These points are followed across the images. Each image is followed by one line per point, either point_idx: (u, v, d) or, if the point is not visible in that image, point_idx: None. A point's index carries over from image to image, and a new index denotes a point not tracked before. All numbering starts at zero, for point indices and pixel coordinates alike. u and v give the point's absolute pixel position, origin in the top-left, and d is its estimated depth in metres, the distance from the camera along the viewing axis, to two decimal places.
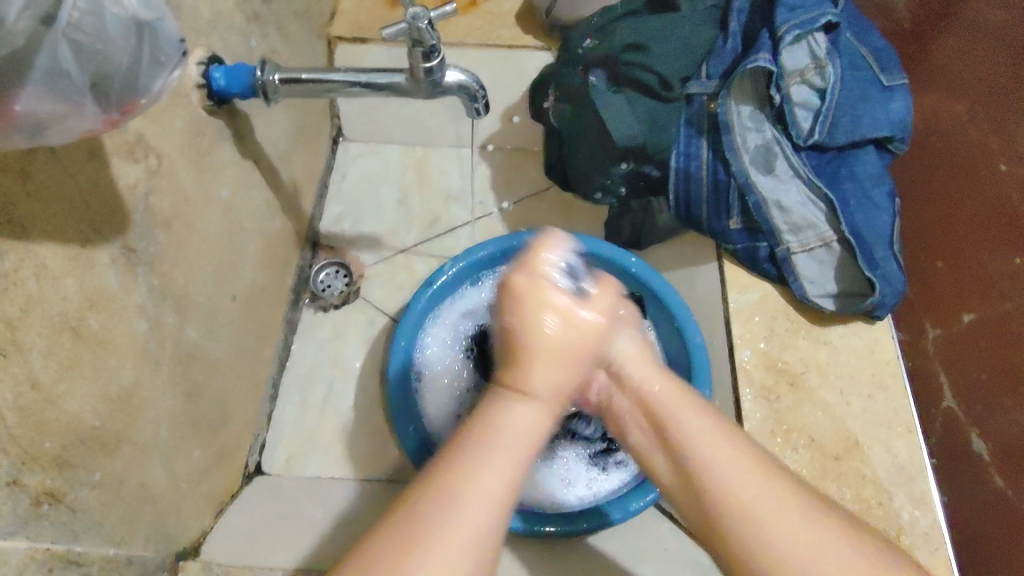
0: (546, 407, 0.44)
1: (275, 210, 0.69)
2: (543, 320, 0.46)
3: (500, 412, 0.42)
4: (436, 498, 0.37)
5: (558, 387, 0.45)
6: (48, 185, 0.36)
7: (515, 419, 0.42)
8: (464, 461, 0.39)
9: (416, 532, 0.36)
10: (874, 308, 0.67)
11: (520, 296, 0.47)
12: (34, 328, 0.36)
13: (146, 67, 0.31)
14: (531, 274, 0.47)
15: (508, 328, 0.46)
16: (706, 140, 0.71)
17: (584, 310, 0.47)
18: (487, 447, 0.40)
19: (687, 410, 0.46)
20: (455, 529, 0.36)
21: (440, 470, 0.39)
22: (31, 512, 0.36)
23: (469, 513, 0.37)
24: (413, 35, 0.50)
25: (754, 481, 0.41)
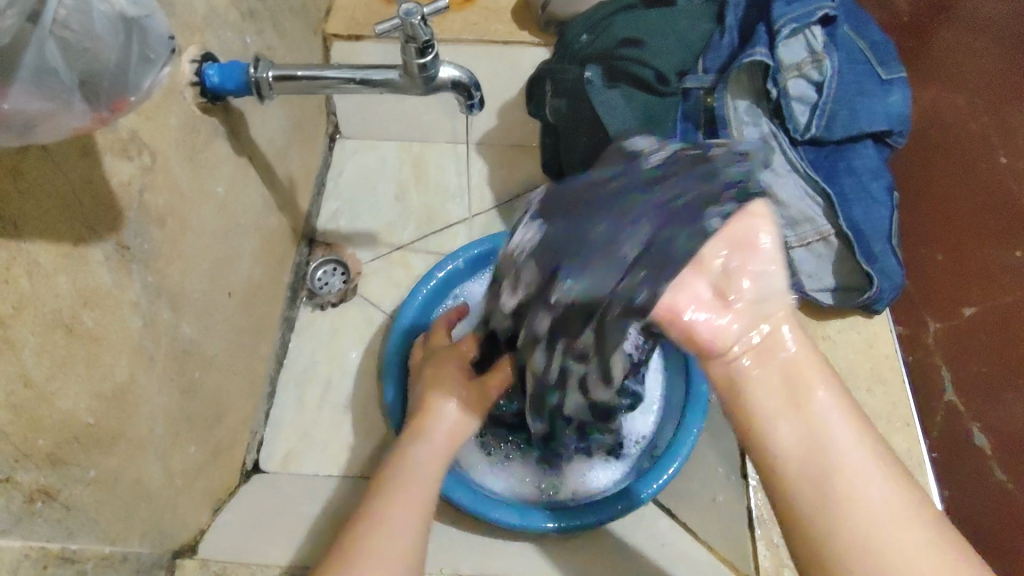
0: (446, 444, 0.55)
1: (272, 207, 0.69)
2: (440, 415, 0.56)
3: (412, 451, 0.53)
4: (349, 544, 0.46)
5: (433, 470, 0.52)
6: (39, 183, 0.36)
7: (399, 528, 0.47)
8: (382, 504, 0.48)
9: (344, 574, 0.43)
10: (871, 302, 0.67)
11: (433, 404, 0.57)
12: (26, 326, 0.36)
13: (135, 64, 0.31)
14: (434, 396, 0.58)
15: (411, 426, 0.56)
16: (703, 134, 0.72)
17: (451, 402, 0.57)
18: (389, 501, 0.48)
19: (824, 392, 0.44)
20: (381, 543, 0.45)
21: (355, 529, 0.46)
22: (25, 510, 0.36)
23: (391, 519, 0.47)
24: (406, 31, 0.49)
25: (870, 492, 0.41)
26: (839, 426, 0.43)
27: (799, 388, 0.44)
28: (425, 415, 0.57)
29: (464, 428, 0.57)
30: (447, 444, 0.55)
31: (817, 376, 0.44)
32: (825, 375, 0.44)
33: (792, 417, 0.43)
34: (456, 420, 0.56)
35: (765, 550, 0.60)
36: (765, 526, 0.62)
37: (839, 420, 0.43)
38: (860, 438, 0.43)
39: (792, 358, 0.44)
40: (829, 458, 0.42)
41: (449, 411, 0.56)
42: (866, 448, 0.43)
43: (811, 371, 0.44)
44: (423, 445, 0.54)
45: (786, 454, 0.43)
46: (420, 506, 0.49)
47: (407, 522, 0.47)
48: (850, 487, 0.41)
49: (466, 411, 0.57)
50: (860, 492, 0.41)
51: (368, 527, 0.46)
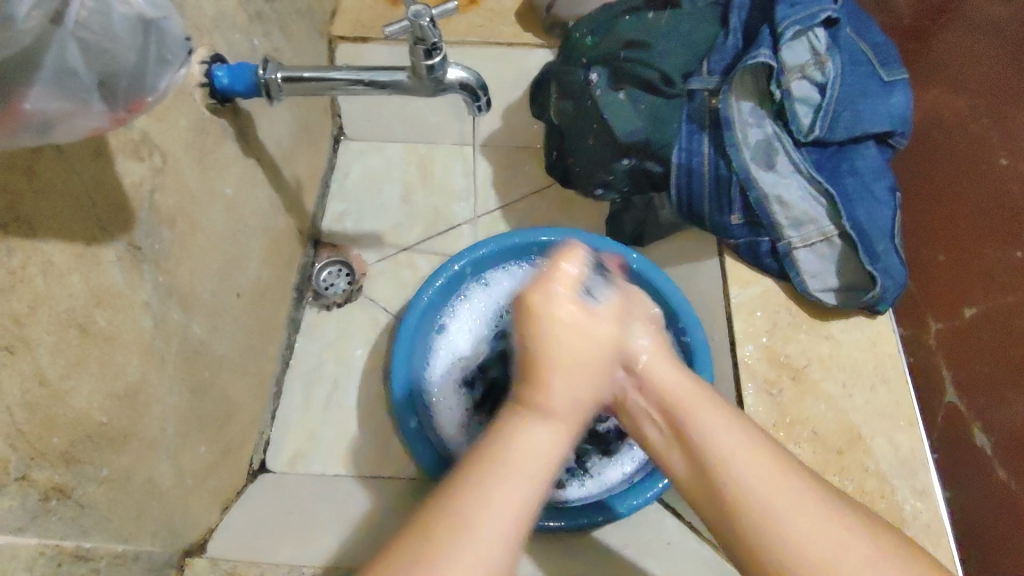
0: (569, 426, 0.43)
1: (278, 208, 0.69)
2: (558, 330, 0.45)
3: (524, 436, 0.41)
4: (449, 527, 0.36)
5: (563, 372, 0.44)
6: (54, 183, 0.36)
7: (540, 446, 0.41)
8: (483, 477, 0.38)
9: (437, 562, 0.35)
10: (875, 302, 0.67)
11: (543, 303, 0.46)
12: (41, 325, 0.36)
13: (152, 65, 0.32)
14: (557, 277, 0.47)
15: (530, 321, 0.46)
16: (708, 136, 0.71)
17: (570, 305, 0.46)
18: (501, 477, 0.38)
19: (703, 405, 0.45)
20: (468, 571, 0.35)
21: (453, 504, 0.37)
22: (40, 507, 0.37)
23: (477, 544, 0.36)
24: (416, 32, 0.50)
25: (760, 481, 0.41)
26: (723, 439, 0.43)
27: (680, 419, 0.45)
28: (535, 361, 0.45)
29: (613, 340, 0.47)
30: (573, 432, 0.43)
31: (693, 401, 0.46)
32: (696, 393, 0.46)
33: (680, 449, 0.45)
34: (577, 388, 0.44)
35: None
36: None
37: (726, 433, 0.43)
38: (762, 453, 0.43)
39: (674, 391, 0.46)
40: (721, 471, 0.42)
41: (596, 321, 0.46)
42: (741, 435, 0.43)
43: (694, 398, 0.46)
44: (545, 400, 0.43)
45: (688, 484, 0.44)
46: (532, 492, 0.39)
47: (520, 492, 0.38)
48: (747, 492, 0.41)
49: (583, 370, 0.45)
50: (758, 495, 0.41)
51: (451, 548, 0.35)
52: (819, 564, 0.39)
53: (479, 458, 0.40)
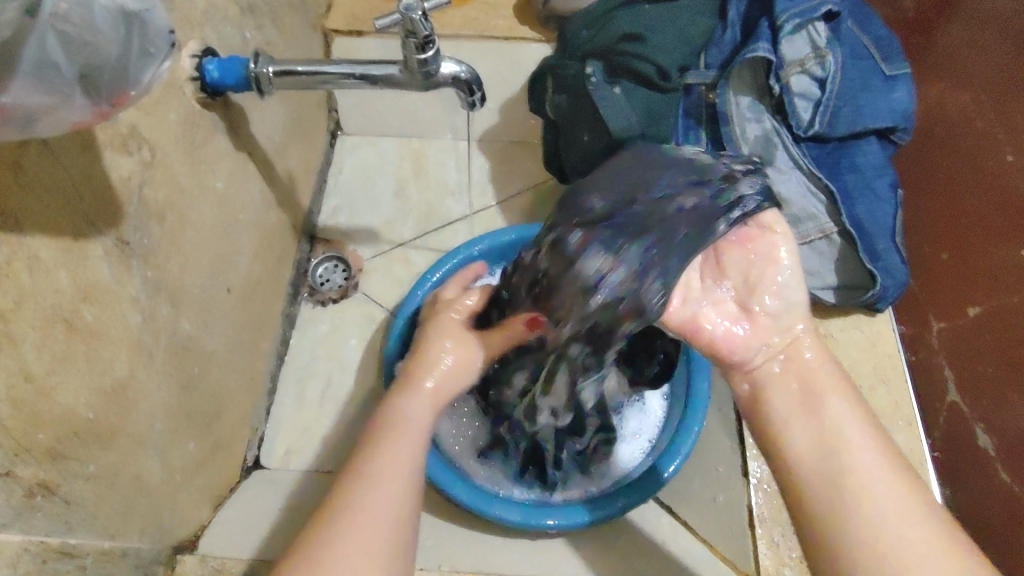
0: (433, 403, 0.54)
1: (271, 202, 0.69)
2: (437, 367, 0.56)
3: (400, 407, 0.52)
4: (345, 493, 0.44)
5: (452, 382, 0.56)
6: (40, 178, 0.36)
7: (413, 414, 0.52)
8: (371, 457, 0.47)
9: (359, 493, 0.44)
10: (874, 300, 0.67)
11: (424, 350, 0.58)
12: (26, 320, 0.36)
13: (135, 58, 0.31)
14: (429, 349, 0.58)
15: (412, 362, 0.57)
16: (707, 130, 0.71)
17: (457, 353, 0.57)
18: (390, 441, 0.48)
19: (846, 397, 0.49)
20: (377, 500, 0.44)
21: (352, 475, 0.46)
22: (25, 504, 0.36)
23: (370, 493, 0.44)
24: (407, 25, 0.49)
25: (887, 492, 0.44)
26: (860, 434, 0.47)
27: (811, 396, 0.49)
28: (405, 381, 0.55)
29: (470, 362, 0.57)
30: (438, 403, 0.54)
31: (832, 386, 0.49)
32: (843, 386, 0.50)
33: (805, 418, 0.48)
34: (444, 382, 0.55)
35: (766, 548, 0.61)
36: (766, 525, 0.62)
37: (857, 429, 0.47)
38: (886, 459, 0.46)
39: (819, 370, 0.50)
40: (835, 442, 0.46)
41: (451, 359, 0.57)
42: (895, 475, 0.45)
43: (831, 387, 0.49)
44: (429, 381, 0.55)
45: (804, 453, 0.47)
46: (416, 449, 0.49)
47: (407, 452, 0.48)
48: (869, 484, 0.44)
49: (448, 383, 0.56)
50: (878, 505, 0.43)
51: (346, 504, 0.43)
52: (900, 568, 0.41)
53: (366, 442, 0.49)
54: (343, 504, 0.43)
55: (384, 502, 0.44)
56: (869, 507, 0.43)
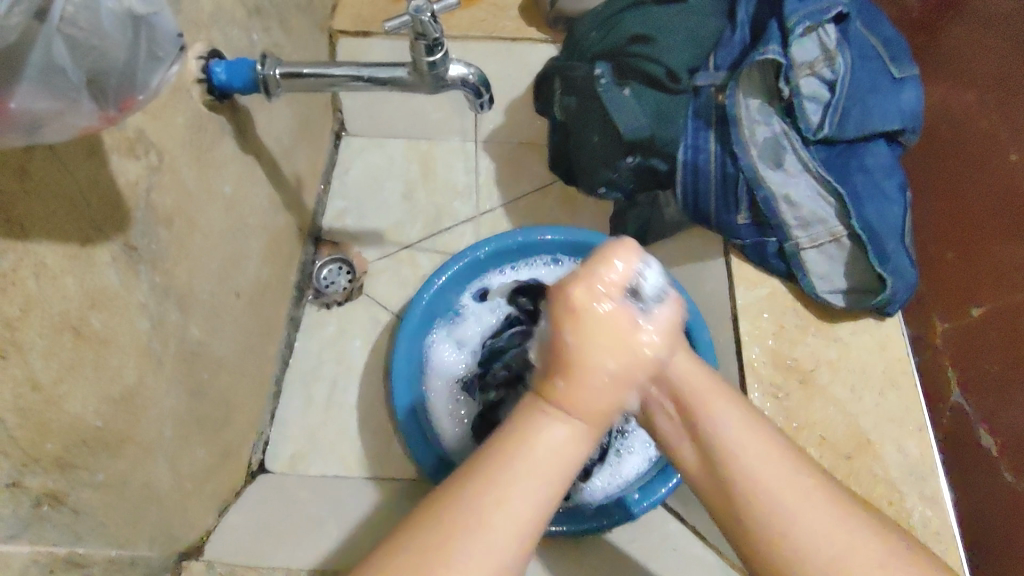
0: (589, 429, 0.40)
1: (278, 205, 0.68)
2: (593, 333, 0.40)
3: (540, 425, 0.39)
4: (472, 515, 0.36)
5: (642, 371, 0.42)
6: (47, 183, 0.35)
7: (551, 440, 0.39)
8: (485, 481, 0.37)
9: (474, 534, 0.35)
10: (884, 304, 0.66)
11: (588, 316, 0.40)
12: (34, 328, 0.35)
13: (144, 62, 0.30)
14: (575, 328, 0.40)
15: (551, 362, 0.41)
16: (714, 132, 0.70)
17: (651, 333, 0.42)
18: (511, 468, 0.37)
19: (715, 398, 0.43)
20: (500, 537, 0.36)
21: (457, 512, 0.36)
22: (33, 514, 0.36)
23: (496, 531, 0.36)
24: (417, 28, 0.48)
25: (770, 476, 0.40)
26: (737, 434, 0.42)
27: (691, 405, 0.43)
28: (569, 362, 0.40)
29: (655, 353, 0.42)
30: (588, 440, 0.40)
31: (711, 394, 0.43)
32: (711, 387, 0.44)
33: (691, 441, 0.43)
34: (614, 397, 0.41)
35: None
36: None
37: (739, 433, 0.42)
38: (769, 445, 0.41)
39: (676, 375, 0.44)
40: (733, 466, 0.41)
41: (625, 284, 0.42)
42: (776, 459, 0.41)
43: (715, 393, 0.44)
44: (563, 381, 0.40)
45: (699, 476, 0.43)
46: (547, 491, 0.38)
47: (526, 502, 0.37)
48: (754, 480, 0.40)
49: (631, 378, 0.41)
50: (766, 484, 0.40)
51: (465, 520, 0.36)
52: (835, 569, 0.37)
53: (496, 441, 0.39)
54: (457, 518, 0.36)
55: (500, 559, 0.36)
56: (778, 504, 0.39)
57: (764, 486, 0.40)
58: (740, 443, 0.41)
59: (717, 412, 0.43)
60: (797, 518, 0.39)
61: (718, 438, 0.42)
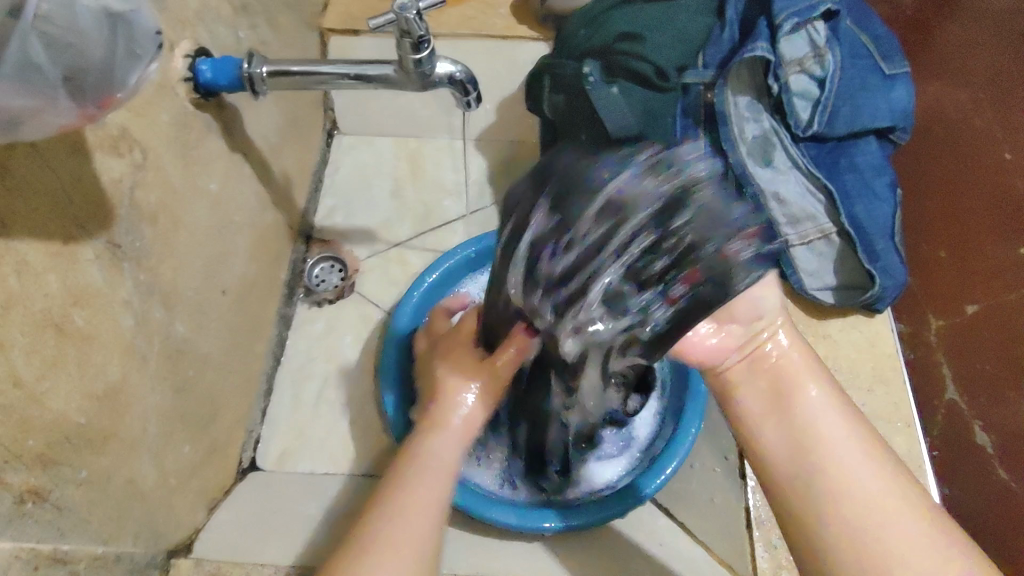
0: (462, 437, 0.57)
1: (267, 203, 0.68)
2: (455, 408, 0.58)
3: (429, 445, 0.56)
4: (359, 552, 0.47)
5: (476, 415, 0.59)
6: (26, 180, 0.35)
7: (438, 454, 0.55)
8: (391, 507, 0.50)
9: (366, 555, 0.47)
10: (872, 301, 0.66)
11: (447, 397, 0.59)
12: (14, 325, 0.35)
13: (121, 59, 0.31)
14: (456, 385, 0.59)
15: (425, 416, 0.59)
16: (704, 130, 0.70)
17: (469, 393, 0.59)
18: (412, 483, 0.52)
19: (808, 389, 0.50)
20: (407, 529, 0.49)
21: (367, 532, 0.49)
22: (16, 510, 0.36)
23: (402, 527, 0.49)
24: (401, 25, 0.48)
25: (846, 459, 0.47)
26: (835, 426, 0.48)
27: (784, 391, 0.50)
28: (434, 417, 0.58)
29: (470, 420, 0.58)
30: (467, 436, 0.58)
31: (807, 379, 0.51)
32: (809, 379, 0.51)
33: (778, 426, 0.50)
34: (467, 434, 0.57)
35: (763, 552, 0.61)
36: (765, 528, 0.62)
37: (827, 418, 0.49)
38: (851, 432, 0.48)
39: (782, 373, 0.51)
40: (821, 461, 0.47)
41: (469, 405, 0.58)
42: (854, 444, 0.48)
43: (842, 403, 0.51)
44: (457, 413, 0.58)
45: (775, 454, 0.49)
46: (431, 496, 0.52)
47: (431, 495, 0.52)
48: (834, 459, 0.47)
49: (473, 426, 0.58)
50: (850, 477, 0.46)
51: (376, 536, 0.48)
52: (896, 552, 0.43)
53: (401, 459, 0.55)
54: (378, 530, 0.48)
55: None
56: (833, 472, 0.47)
57: (857, 492, 0.46)
58: (832, 446, 0.47)
59: (811, 405, 0.49)
60: (866, 492, 0.46)
61: (810, 424, 0.49)
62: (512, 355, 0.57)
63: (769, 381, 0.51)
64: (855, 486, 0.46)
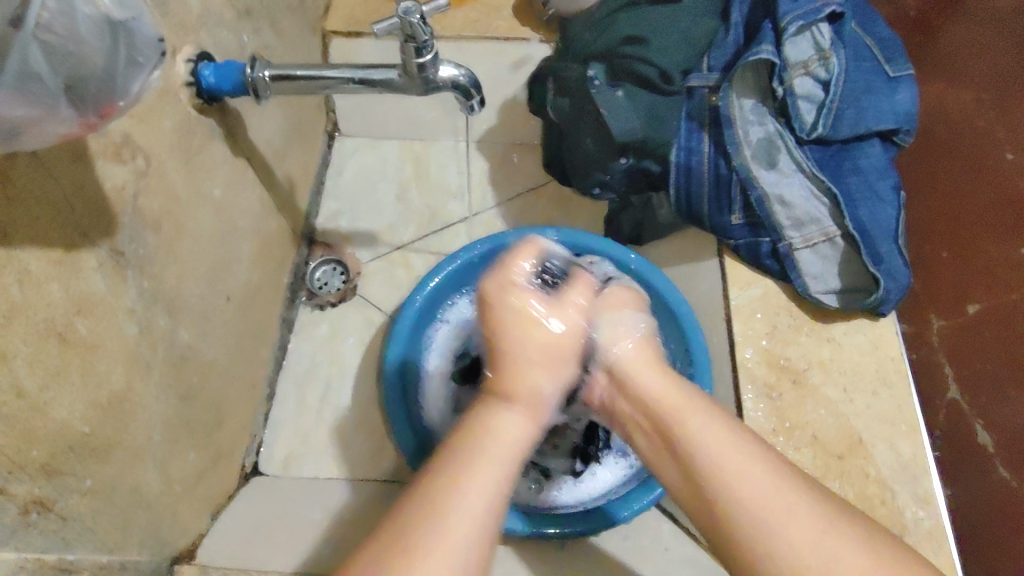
0: (531, 412, 0.45)
1: (270, 207, 0.68)
2: (531, 334, 0.48)
3: (494, 416, 0.44)
4: (429, 502, 0.38)
5: (569, 354, 0.48)
6: (29, 189, 0.35)
7: (501, 437, 0.42)
8: (452, 481, 0.39)
9: (433, 517, 0.38)
10: (877, 305, 0.66)
11: (505, 305, 0.49)
12: (18, 335, 0.35)
13: (122, 69, 0.30)
14: (522, 325, 0.48)
15: (495, 354, 0.48)
16: (707, 133, 0.70)
17: (555, 320, 0.49)
18: (475, 465, 0.40)
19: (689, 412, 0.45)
20: (457, 528, 0.38)
21: (427, 497, 0.39)
22: (20, 521, 0.36)
23: (464, 515, 0.38)
24: (406, 30, 0.48)
25: (741, 478, 0.41)
26: (712, 437, 0.43)
27: (667, 424, 0.45)
28: (503, 354, 0.48)
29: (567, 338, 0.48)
30: (538, 415, 0.45)
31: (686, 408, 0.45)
32: (688, 404, 0.45)
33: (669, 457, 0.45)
34: (541, 377, 0.46)
35: None
36: None
37: (712, 439, 0.43)
38: (740, 447, 0.42)
39: (656, 400, 0.46)
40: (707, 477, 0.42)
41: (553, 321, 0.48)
42: (742, 450, 0.42)
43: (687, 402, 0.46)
44: (536, 373, 0.47)
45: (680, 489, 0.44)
46: (496, 483, 0.40)
47: (481, 500, 0.39)
48: (714, 469, 0.42)
49: (561, 350, 0.48)
50: (739, 488, 0.41)
51: (442, 507, 0.38)
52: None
53: (443, 453, 0.42)
54: (421, 534, 0.37)
55: (467, 538, 0.37)
56: (735, 491, 0.41)
57: (748, 504, 0.40)
58: (723, 459, 0.42)
59: (706, 422, 0.44)
60: (755, 501, 0.40)
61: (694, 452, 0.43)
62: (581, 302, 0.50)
63: (646, 408, 0.47)
64: (747, 496, 0.40)
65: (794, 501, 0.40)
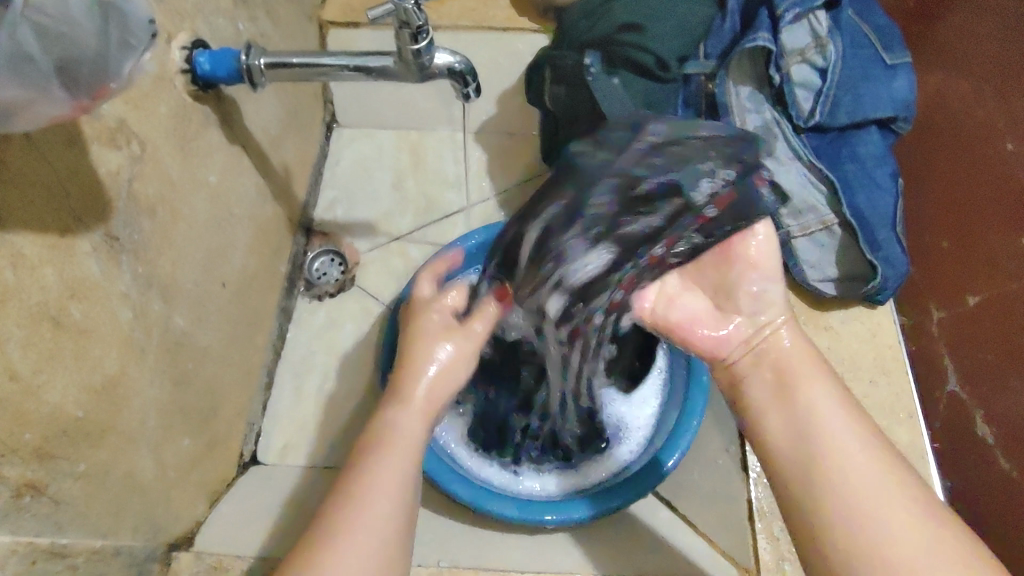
0: (424, 413, 0.52)
1: (266, 196, 0.68)
2: (432, 359, 0.54)
3: (392, 419, 0.51)
4: (344, 492, 0.45)
5: (461, 366, 0.56)
6: (22, 172, 0.35)
7: (403, 428, 0.50)
8: (359, 477, 0.45)
9: (342, 528, 0.43)
10: (875, 292, 0.66)
11: (422, 338, 0.56)
12: (10, 318, 0.35)
13: (115, 50, 0.30)
14: (425, 349, 0.55)
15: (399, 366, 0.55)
16: (705, 120, 0.69)
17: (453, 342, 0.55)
18: (375, 457, 0.47)
19: (807, 367, 0.53)
20: (370, 505, 0.44)
21: (335, 503, 0.44)
22: (13, 504, 0.36)
23: (367, 504, 0.44)
24: (400, 15, 0.48)
25: (843, 436, 0.47)
26: (840, 421, 0.48)
27: (791, 378, 0.53)
28: (407, 358, 0.55)
29: (468, 352, 0.56)
30: (431, 412, 0.53)
31: (809, 374, 0.53)
32: (811, 355, 0.55)
33: (777, 411, 0.51)
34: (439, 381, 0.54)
35: (766, 544, 0.61)
36: (766, 519, 0.63)
37: (831, 409, 0.49)
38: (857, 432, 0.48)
39: (790, 356, 0.55)
40: (825, 441, 0.47)
41: (462, 339, 0.56)
42: (854, 427, 0.48)
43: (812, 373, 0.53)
44: (433, 365, 0.54)
45: (777, 441, 0.50)
46: (402, 463, 0.47)
47: (394, 475, 0.46)
48: (825, 429, 0.48)
49: (460, 362, 0.55)
50: (836, 448, 0.47)
51: (347, 494, 0.45)
52: (878, 535, 0.42)
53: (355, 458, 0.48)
54: (342, 518, 0.43)
55: (383, 523, 0.44)
56: (827, 442, 0.47)
57: (840, 454, 0.46)
58: (831, 417, 0.49)
59: (822, 392, 0.51)
60: (841, 467, 0.46)
61: (812, 408, 0.50)
62: (490, 313, 0.57)
63: (779, 364, 0.54)
64: (842, 458, 0.46)
65: (880, 475, 0.45)
